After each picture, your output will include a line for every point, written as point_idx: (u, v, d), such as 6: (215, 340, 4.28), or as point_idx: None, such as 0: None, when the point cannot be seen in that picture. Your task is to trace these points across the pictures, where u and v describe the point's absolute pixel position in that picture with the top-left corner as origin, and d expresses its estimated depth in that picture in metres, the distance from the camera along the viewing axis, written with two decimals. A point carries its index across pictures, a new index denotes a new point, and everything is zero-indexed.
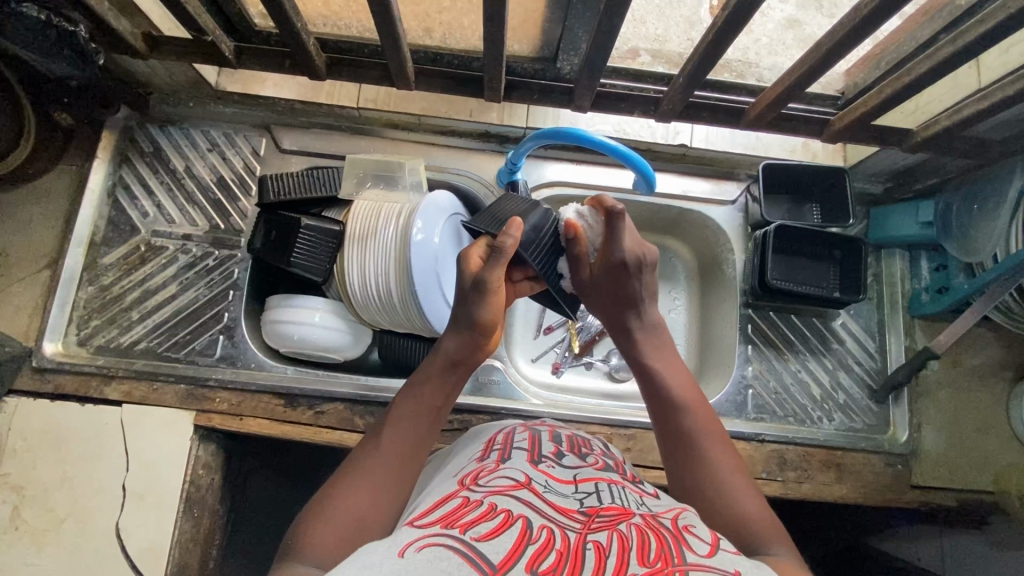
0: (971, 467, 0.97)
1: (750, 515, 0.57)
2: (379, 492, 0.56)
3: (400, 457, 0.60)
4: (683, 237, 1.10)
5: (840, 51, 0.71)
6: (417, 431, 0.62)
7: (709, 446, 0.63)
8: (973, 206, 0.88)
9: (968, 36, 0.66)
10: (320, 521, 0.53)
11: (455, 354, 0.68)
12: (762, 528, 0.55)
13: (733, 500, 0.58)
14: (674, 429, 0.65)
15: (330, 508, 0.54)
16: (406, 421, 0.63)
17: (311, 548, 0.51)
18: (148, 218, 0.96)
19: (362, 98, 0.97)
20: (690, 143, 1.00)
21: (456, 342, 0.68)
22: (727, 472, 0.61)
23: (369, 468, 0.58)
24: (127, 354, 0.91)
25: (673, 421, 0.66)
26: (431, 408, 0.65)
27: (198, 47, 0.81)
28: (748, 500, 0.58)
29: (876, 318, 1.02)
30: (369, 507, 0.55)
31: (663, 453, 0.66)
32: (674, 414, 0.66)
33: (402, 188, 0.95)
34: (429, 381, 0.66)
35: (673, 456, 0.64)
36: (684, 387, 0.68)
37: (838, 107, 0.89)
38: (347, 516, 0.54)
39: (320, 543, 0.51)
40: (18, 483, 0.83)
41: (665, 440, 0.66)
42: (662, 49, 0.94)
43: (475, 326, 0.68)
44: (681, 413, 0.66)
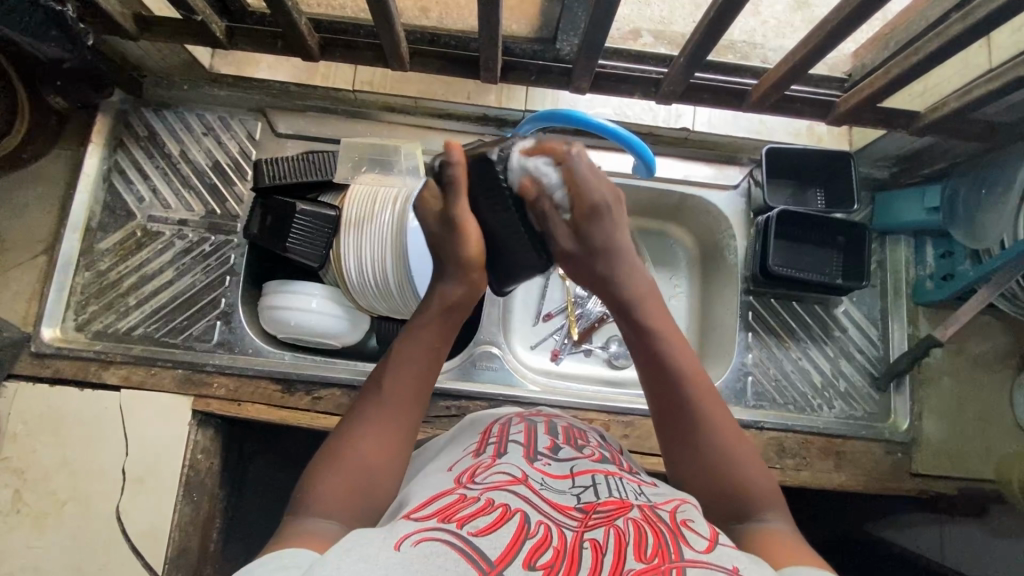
0: (972, 456, 0.96)
1: (751, 482, 0.56)
2: (388, 444, 0.56)
3: (408, 405, 0.59)
4: (683, 222, 1.08)
5: (846, 29, 0.68)
6: (416, 378, 0.60)
7: (713, 413, 0.60)
8: (982, 190, 0.85)
9: (979, 12, 0.64)
10: (332, 471, 0.53)
11: (452, 298, 0.64)
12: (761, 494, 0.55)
13: (737, 475, 0.56)
14: (667, 397, 0.61)
15: (343, 460, 0.54)
16: (412, 364, 0.61)
17: (322, 501, 0.51)
18: (143, 203, 0.95)
19: (357, 79, 0.95)
20: (692, 126, 0.98)
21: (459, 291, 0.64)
22: (722, 439, 0.58)
23: (378, 416, 0.58)
24: (125, 340, 0.91)
25: (668, 390, 0.61)
26: (434, 351, 0.62)
27: (189, 27, 0.79)
28: (746, 469, 0.57)
29: (880, 305, 1.00)
30: (375, 458, 0.55)
31: (657, 420, 0.62)
32: (667, 383, 0.61)
33: (397, 173, 0.93)
34: (434, 322, 0.63)
35: (667, 426, 0.61)
36: (679, 348, 0.63)
37: (844, 90, 0.87)
38: (359, 468, 0.54)
39: (333, 498, 0.51)
40: (19, 466, 0.84)
41: (658, 407, 0.62)
42: (666, 31, 0.93)
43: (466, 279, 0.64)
44: (676, 385, 0.61)
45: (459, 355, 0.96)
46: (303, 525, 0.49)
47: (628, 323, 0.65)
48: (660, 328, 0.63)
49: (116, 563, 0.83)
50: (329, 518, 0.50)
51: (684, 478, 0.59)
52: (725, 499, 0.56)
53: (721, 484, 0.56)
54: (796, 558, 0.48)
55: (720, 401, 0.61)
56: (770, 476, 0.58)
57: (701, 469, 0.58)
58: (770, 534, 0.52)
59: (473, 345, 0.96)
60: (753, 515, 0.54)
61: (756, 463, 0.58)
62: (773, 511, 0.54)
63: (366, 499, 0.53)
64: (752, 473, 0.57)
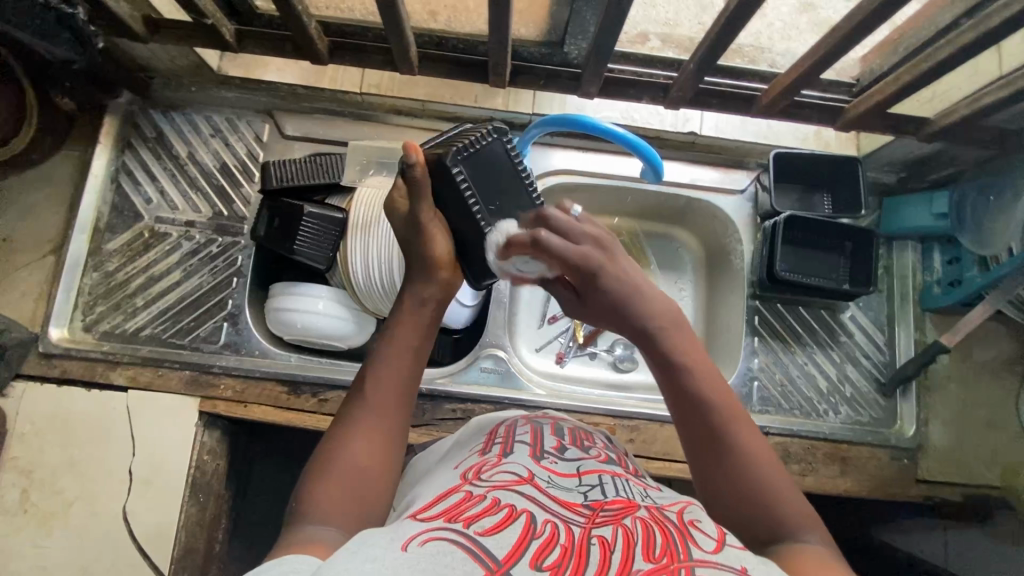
0: (978, 463, 0.96)
1: (789, 507, 0.53)
2: (379, 444, 0.56)
3: (394, 403, 0.58)
4: (689, 226, 1.08)
5: (858, 36, 0.68)
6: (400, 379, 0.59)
7: (746, 439, 0.57)
8: (990, 197, 0.87)
9: (992, 20, 0.64)
10: (325, 479, 0.52)
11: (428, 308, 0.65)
12: (796, 516, 0.53)
13: (773, 496, 0.54)
14: (700, 425, 0.58)
15: (334, 466, 0.53)
16: (393, 363, 0.60)
17: (318, 509, 0.50)
18: (151, 204, 0.95)
19: (364, 82, 0.97)
20: (699, 130, 0.99)
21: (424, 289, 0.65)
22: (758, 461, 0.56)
23: (365, 420, 0.56)
24: (132, 341, 0.92)
25: (696, 421, 0.58)
26: (415, 348, 0.61)
27: (198, 30, 0.79)
28: (783, 489, 0.54)
29: (886, 310, 1.00)
30: (367, 459, 0.54)
31: (686, 449, 0.59)
32: (697, 409, 0.58)
33: (404, 175, 0.95)
34: (408, 321, 0.62)
35: (700, 461, 0.58)
36: (705, 373, 0.60)
37: (853, 95, 0.87)
38: (350, 473, 0.53)
39: (329, 504, 0.51)
40: (26, 466, 0.84)
41: (687, 438, 0.59)
42: (673, 33, 0.91)
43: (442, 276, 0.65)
44: (706, 409, 0.58)
45: (465, 358, 0.96)
46: (300, 533, 0.48)
47: (651, 355, 0.62)
48: (685, 357, 0.61)
49: (122, 563, 0.83)
50: (326, 524, 0.49)
51: (725, 515, 0.55)
52: (770, 528, 0.53)
53: (763, 513, 0.53)
54: (808, 566, 0.47)
55: (750, 423, 0.58)
56: (802, 496, 0.55)
57: (738, 497, 0.54)
58: (814, 556, 0.49)
59: (478, 348, 0.96)
60: (794, 539, 0.51)
61: (790, 485, 0.55)
62: (811, 531, 0.52)
63: (361, 501, 0.52)
64: (788, 497, 0.54)
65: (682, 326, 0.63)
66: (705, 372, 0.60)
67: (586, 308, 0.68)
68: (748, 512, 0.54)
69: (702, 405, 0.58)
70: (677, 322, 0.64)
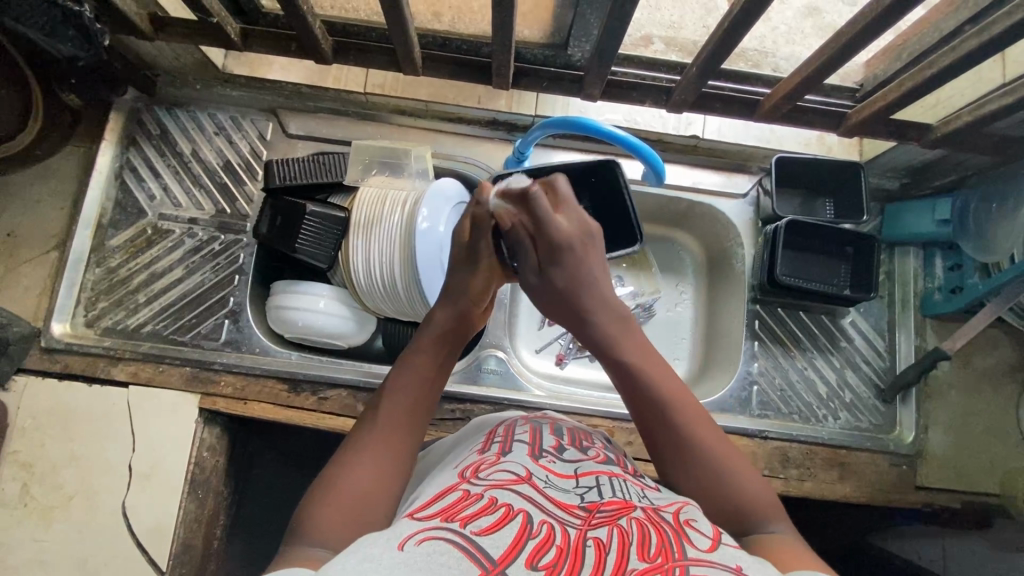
0: (977, 471, 0.96)
1: (750, 495, 0.55)
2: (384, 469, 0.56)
3: (401, 430, 0.60)
4: (692, 229, 1.08)
5: (861, 41, 0.68)
6: (415, 407, 0.61)
7: (708, 437, 0.59)
8: (991, 205, 0.87)
9: (995, 28, 0.64)
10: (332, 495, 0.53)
11: (443, 327, 0.67)
12: (759, 506, 0.55)
13: (739, 486, 0.56)
14: (654, 429, 0.61)
15: (335, 487, 0.53)
16: (409, 391, 0.62)
17: (318, 531, 0.50)
18: (154, 201, 0.96)
19: (369, 82, 0.96)
20: (701, 134, 0.98)
21: (448, 316, 0.68)
22: (724, 462, 0.58)
23: (377, 440, 0.58)
24: (134, 337, 0.92)
25: (650, 417, 0.61)
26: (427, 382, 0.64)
27: (204, 29, 0.79)
28: (750, 481, 0.56)
29: (887, 316, 1.00)
30: (379, 480, 0.55)
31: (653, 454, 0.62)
32: (659, 412, 0.61)
33: (407, 175, 0.94)
34: (431, 348, 0.66)
35: (666, 458, 0.60)
36: (660, 374, 0.63)
37: (856, 100, 0.87)
38: (356, 493, 0.53)
39: (330, 524, 0.51)
40: (27, 460, 0.84)
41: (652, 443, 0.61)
42: (677, 37, 0.93)
43: (467, 296, 0.69)
44: (663, 407, 0.61)
45: (465, 358, 0.96)
46: (300, 554, 0.48)
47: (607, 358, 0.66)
48: (636, 357, 0.65)
49: (121, 558, 0.83)
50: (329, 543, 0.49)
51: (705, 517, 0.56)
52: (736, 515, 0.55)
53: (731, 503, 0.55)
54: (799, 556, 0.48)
55: (709, 417, 0.61)
56: (765, 484, 0.57)
57: (715, 499, 0.56)
58: (781, 545, 0.51)
59: (479, 348, 0.96)
60: (757, 526, 0.53)
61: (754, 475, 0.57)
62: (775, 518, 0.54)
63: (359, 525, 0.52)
64: (747, 484, 0.56)
65: (636, 333, 0.67)
66: (657, 370, 0.64)
67: (547, 308, 0.71)
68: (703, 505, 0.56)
69: (655, 401, 0.61)
70: (634, 335, 0.67)
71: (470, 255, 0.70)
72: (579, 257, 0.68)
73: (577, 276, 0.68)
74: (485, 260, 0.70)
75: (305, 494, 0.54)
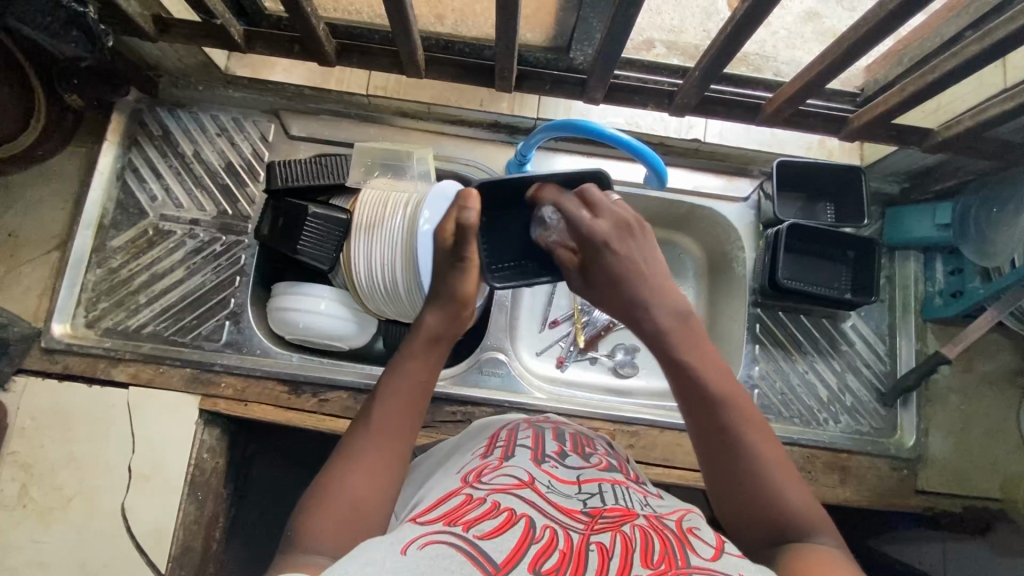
0: (978, 475, 0.96)
1: (796, 506, 0.55)
2: (380, 474, 0.56)
3: (394, 435, 0.60)
4: (693, 233, 1.08)
5: (862, 47, 0.68)
6: (404, 413, 0.61)
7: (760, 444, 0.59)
8: (992, 209, 0.88)
9: (996, 34, 0.64)
10: (324, 505, 0.53)
11: (435, 330, 0.68)
12: (805, 517, 0.54)
13: (786, 497, 0.55)
14: (710, 430, 0.60)
15: (330, 495, 0.54)
16: (402, 396, 0.62)
17: (316, 539, 0.50)
18: (156, 202, 0.96)
19: (371, 85, 0.96)
20: (703, 137, 0.98)
21: (438, 318, 0.69)
22: (775, 471, 0.57)
23: (366, 448, 0.58)
24: (134, 337, 0.92)
25: (703, 422, 0.60)
26: (420, 386, 0.64)
27: (207, 30, 0.79)
28: (797, 492, 0.56)
29: (888, 320, 1.00)
30: (369, 487, 0.55)
31: (702, 455, 0.60)
32: (711, 412, 0.60)
33: (409, 177, 0.93)
34: (418, 354, 0.66)
35: (713, 462, 0.59)
36: (717, 376, 0.63)
37: (857, 105, 0.87)
38: (347, 502, 0.53)
39: (327, 532, 0.51)
40: (26, 461, 0.84)
41: (702, 444, 0.61)
42: (678, 41, 0.94)
43: (456, 300, 0.70)
44: (717, 410, 0.60)
45: (466, 361, 0.96)
46: (296, 562, 0.48)
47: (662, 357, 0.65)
48: (693, 353, 0.64)
49: (120, 559, 0.83)
50: (322, 553, 0.49)
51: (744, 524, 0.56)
52: (777, 526, 0.55)
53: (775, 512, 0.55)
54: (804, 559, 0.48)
55: (761, 419, 0.61)
56: (808, 493, 0.57)
57: (760, 508, 0.56)
58: (826, 556, 0.50)
59: (479, 350, 0.96)
60: (799, 536, 0.53)
61: (800, 485, 0.57)
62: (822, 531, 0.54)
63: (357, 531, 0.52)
64: (792, 491, 0.56)
65: (694, 331, 0.67)
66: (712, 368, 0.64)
67: (599, 300, 0.72)
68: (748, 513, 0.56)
69: (708, 399, 0.61)
70: (692, 335, 0.66)
71: (454, 256, 0.70)
72: (621, 254, 0.69)
73: (622, 266, 0.69)
74: (468, 258, 0.70)
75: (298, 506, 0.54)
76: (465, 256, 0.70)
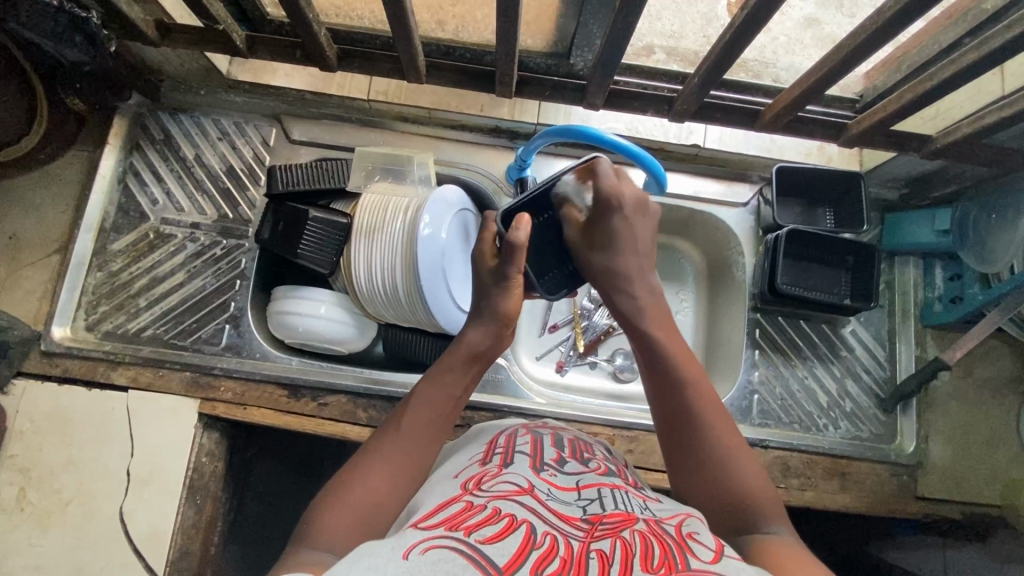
0: (978, 482, 0.95)
1: (751, 489, 0.56)
2: (398, 475, 0.56)
3: (420, 438, 0.60)
4: (693, 238, 1.09)
5: (862, 53, 0.69)
6: (435, 422, 0.62)
7: (720, 428, 0.60)
8: (991, 215, 0.87)
9: (995, 41, 0.64)
10: (342, 501, 0.53)
11: (477, 347, 0.68)
12: (758, 502, 0.55)
13: (741, 480, 0.56)
14: (675, 410, 0.61)
15: (349, 489, 0.54)
16: (433, 401, 0.63)
17: (324, 533, 0.51)
18: (157, 206, 0.96)
19: (372, 89, 0.97)
20: (702, 143, 0.99)
21: (481, 335, 0.69)
22: (732, 454, 0.58)
23: (392, 450, 0.58)
24: (134, 341, 0.92)
25: (668, 401, 0.62)
26: (453, 393, 0.65)
27: (209, 36, 0.80)
28: (754, 477, 0.57)
29: (888, 326, 1.00)
30: (388, 490, 0.55)
31: (664, 436, 0.62)
32: (676, 391, 0.62)
33: (411, 182, 0.93)
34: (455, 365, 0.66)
35: (673, 441, 0.61)
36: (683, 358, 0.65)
37: (856, 110, 0.88)
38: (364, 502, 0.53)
39: (338, 527, 0.51)
40: (24, 464, 0.84)
41: (666, 422, 0.62)
42: (678, 46, 0.95)
43: (497, 317, 0.70)
44: (683, 391, 0.62)
45: None
46: (303, 558, 0.48)
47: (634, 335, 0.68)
48: (660, 333, 0.67)
49: (117, 564, 0.82)
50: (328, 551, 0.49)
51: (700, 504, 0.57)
52: (730, 513, 0.55)
53: (730, 495, 0.55)
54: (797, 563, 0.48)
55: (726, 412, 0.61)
56: (767, 482, 0.57)
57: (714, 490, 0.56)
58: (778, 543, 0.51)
59: None
60: (752, 525, 0.54)
61: (756, 469, 0.58)
62: (774, 519, 0.54)
63: (367, 531, 0.52)
64: (749, 476, 0.57)
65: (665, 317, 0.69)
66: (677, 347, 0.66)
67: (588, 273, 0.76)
68: (705, 493, 0.57)
69: (672, 378, 0.63)
70: (663, 319, 0.69)
71: (497, 277, 0.71)
72: (626, 223, 0.73)
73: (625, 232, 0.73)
74: (513, 278, 0.70)
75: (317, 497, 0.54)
76: (511, 277, 0.70)
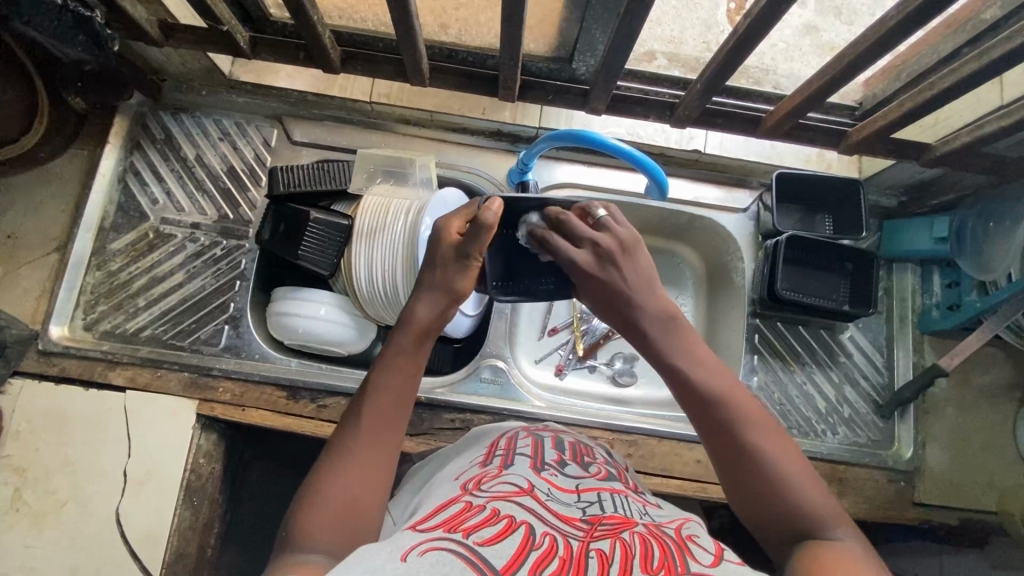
0: (975, 488, 0.96)
1: (809, 498, 0.52)
2: (369, 468, 0.55)
3: (385, 429, 0.58)
4: (692, 243, 1.09)
5: (863, 62, 0.69)
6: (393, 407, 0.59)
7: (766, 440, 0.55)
8: (989, 223, 0.87)
9: (995, 52, 0.64)
10: (318, 507, 0.52)
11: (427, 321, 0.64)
12: (818, 509, 0.51)
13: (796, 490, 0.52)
14: (717, 433, 0.56)
15: (324, 493, 0.53)
16: (388, 388, 0.60)
17: (310, 539, 0.50)
18: (157, 205, 0.96)
19: (374, 91, 0.97)
20: (703, 148, 0.99)
21: (428, 308, 0.64)
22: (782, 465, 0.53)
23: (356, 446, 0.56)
24: (133, 341, 0.92)
25: (708, 421, 0.57)
26: (411, 376, 0.62)
27: (212, 37, 0.80)
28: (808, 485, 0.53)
29: (886, 332, 1.01)
30: (364, 489, 0.54)
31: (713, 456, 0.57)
32: (711, 410, 0.57)
33: (412, 184, 0.93)
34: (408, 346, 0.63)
35: (722, 464, 0.56)
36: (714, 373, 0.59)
37: (855, 118, 0.88)
38: (340, 502, 0.52)
39: (320, 530, 0.51)
40: (20, 465, 0.83)
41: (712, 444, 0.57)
42: (678, 53, 0.96)
43: (451, 292, 0.65)
44: (719, 406, 0.57)
45: (466, 367, 0.96)
46: (291, 564, 0.48)
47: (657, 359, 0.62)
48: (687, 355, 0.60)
49: (113, 565, 0.82)
50: (317, 552, 0.49)
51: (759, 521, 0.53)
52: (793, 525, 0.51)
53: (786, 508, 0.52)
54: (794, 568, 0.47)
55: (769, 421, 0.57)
56: (824, 489, 0.53)
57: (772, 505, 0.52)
58: (838, 549, 0.47)
59: (478, 357, 0.97)
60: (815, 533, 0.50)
61: (811, 479, 0.53)
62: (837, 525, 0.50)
63: (352, 526, 0.52)
64: (805, 487, 0.52)
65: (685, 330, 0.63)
66: (702, 359, 0.60)
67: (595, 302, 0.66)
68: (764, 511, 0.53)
69: (707, 399, 0.58)
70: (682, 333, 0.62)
71: (460, 254, 0.66)
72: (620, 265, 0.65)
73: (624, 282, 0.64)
74: (474, 259, 0.65)
75: (294, 505, 0.53)
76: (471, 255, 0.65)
